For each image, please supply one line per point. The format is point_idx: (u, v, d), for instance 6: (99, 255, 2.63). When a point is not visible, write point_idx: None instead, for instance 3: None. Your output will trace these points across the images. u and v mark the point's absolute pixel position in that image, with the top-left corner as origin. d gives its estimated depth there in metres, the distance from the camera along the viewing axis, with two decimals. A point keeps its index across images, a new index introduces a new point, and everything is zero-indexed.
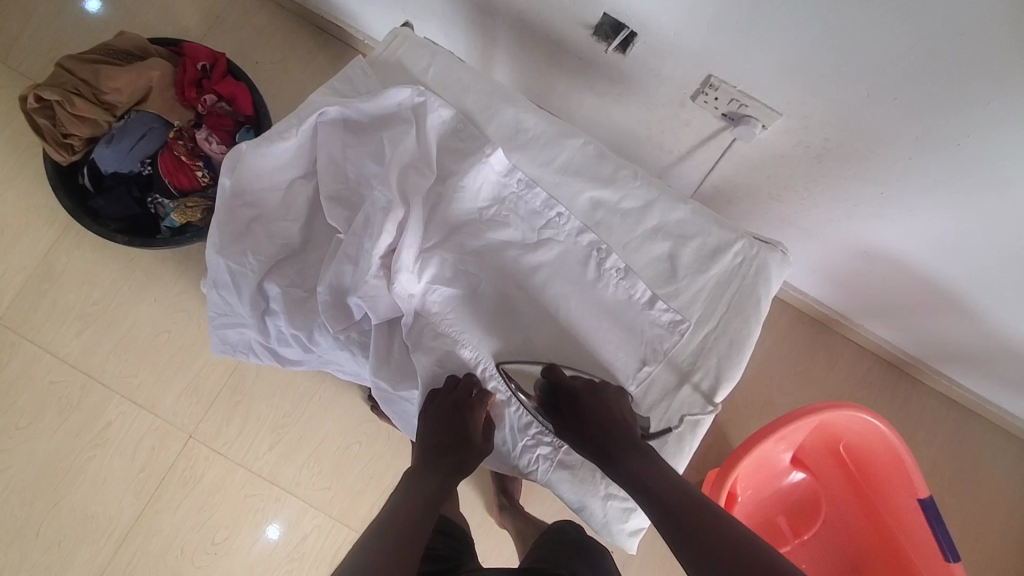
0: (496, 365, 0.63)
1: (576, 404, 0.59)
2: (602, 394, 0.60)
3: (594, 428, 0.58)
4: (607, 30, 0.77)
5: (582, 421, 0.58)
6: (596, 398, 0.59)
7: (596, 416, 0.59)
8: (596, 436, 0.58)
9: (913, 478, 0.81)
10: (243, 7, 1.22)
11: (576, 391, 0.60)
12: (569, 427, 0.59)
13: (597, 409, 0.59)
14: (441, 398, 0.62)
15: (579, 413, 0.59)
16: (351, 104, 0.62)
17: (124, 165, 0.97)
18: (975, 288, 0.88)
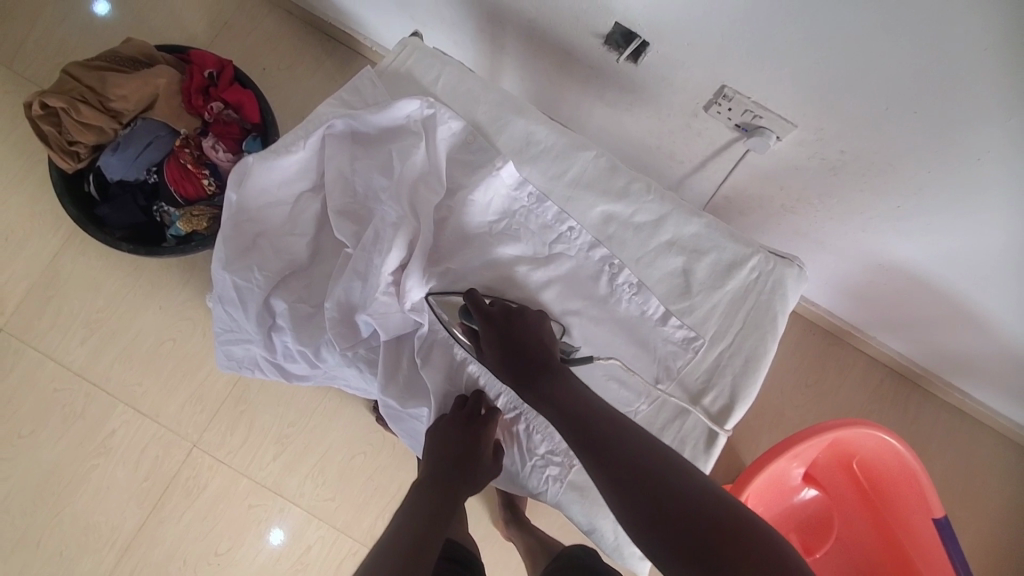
0: (424, 296, 0.62)
1: (501, 325, 0.58)
2: (527, 318, 0.59)
3: (516, 347, 0.57)
4: (618, 40, 0.76)
5: (503, 342, 0.58)
6: (522, 322, 0.59)
7: (517, 339, 0.58)
8: (516, 354, 0.57)
9: (928, 496, 0.79)
10: (250, 13, 1.22)
11: (499, 313, 0.59)
12: (490, 347, 0.59)
13: (518, 333, 0.58)
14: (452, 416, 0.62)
15: (501, 334, 0.58)
16: (360, 117, 0.61)
17: (130, 174, 0.97)
18: (993, 303, 0.87)
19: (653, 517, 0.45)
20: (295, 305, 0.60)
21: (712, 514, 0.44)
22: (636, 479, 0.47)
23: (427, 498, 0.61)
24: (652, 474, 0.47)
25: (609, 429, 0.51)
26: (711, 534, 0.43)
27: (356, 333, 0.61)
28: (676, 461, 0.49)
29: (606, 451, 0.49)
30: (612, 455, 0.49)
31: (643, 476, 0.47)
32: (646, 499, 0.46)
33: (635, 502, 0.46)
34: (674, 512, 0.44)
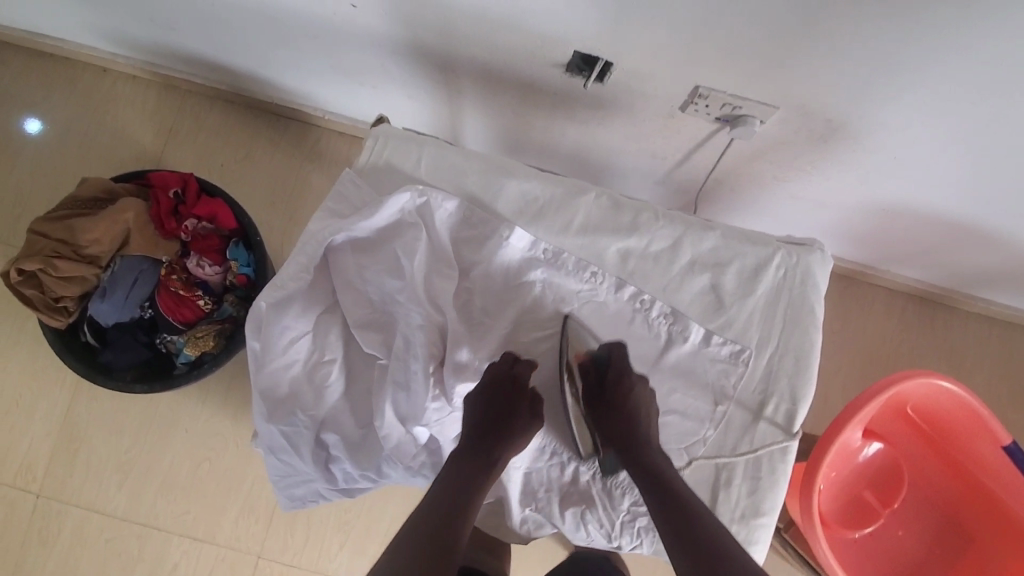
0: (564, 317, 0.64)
1: (614, 386, 0.60)
2: (637, 384, 0.60)
3: (621, 412, 0.59)
4: (579, 65, 0.75)
5: (614, 406, 0.60)
6: (639, 387, 0.60)
7: (624, 407, 0.59)
8: (615, 421, 0.59)
9: (992, 427, 0.81)
10: (192, 113, 1.19)
11: (619, 373, 0.61)
12: (599, 406, 0.61)
13: (628, 401, 0.60)
14: (495, 376, 0.59)
15: (614, 401, 0.60)
16: (355, 226, 0.59)
17: (125, 314, 0.94)
18: (1004, 220, 0.87)
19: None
20: (346, 431, 0.59)
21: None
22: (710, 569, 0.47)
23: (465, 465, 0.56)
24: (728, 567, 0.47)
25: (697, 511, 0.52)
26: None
27: (414, 444, 0.60)
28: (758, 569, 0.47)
29: (688, 529, 0.50)
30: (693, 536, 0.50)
31: (722, 570, 0.47)
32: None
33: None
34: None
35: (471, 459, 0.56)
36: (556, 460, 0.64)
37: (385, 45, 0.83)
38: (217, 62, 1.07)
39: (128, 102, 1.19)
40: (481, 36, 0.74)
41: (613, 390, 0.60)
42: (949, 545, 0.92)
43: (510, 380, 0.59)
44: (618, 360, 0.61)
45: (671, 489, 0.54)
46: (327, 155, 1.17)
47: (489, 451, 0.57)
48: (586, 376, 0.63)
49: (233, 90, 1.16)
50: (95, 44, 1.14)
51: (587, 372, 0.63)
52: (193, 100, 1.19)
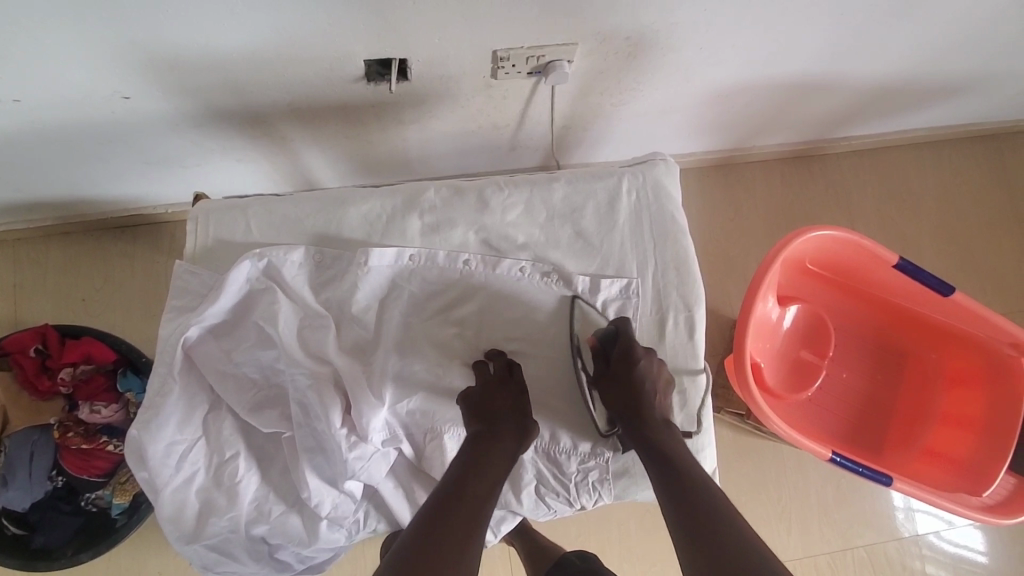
0: (572, 300, 0.64)
1: (623, 367, 0.60)
2: (645, 360, 0.60)
3: (628, 388, 0.60)
4: (378, 70, 0.73)
5: (619, 380, 0.60)
6: (647, 361, 0.60)
7: (630, 387, 0.59)
8: (620, 399, 0.60)
9: (879, 253, 0.86)
10: (29, 258, 1.08)
11: (626, 354, 0.60)
12: (608, 383, 0.61)
13: (633, 382, 0.60)
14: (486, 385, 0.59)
15: (620, 375, 0.60)
16: (203, 316, 0.56)
17: (37, 492, 0.88)
18: (822, 67, 0.92)
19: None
20: (276, 516, 0.58)
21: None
22: (714, 565, 0.46)
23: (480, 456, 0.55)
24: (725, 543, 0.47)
25: (703, 496, 0.52)
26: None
27: (351, 499, 0.59)
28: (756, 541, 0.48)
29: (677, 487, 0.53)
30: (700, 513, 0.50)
31: (708, 531, 0.49)
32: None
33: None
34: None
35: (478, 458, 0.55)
36: None
37: (185, 120, 0.79)
38: (28, 200, 0.98)
39: None
40: (270, 77, 0.71)
41: (618, 367, 0.61)
42: (888, 368, 0.99)
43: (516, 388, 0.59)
44: (625, 335, 0.61)
45: (677, 466, 0.55)
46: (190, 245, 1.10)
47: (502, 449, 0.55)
48: (596, 358, 0.63)
49: (62, 219, 1.06)
50: None
51: (596, 357, 0.63)
52: (25, 246, 1.08)
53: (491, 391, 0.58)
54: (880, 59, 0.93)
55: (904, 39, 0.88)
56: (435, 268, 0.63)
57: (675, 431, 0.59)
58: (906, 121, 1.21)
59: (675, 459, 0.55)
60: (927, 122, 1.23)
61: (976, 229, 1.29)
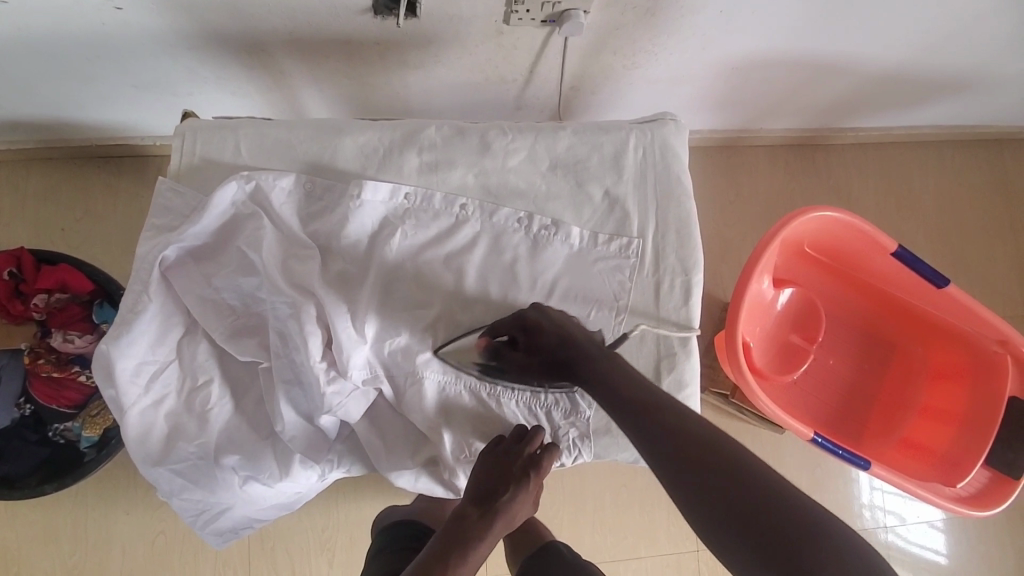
0: (435, 355, 0.59)
1: (530, 347, 0.58)
2: (544, 327, 0.57)
3: (552, 361, 0.57)
4: (386, 3, 0.70)
5: (533, 367, 0.58)
6: (548, 332, 0.57)
7: (555, 357, 0.57)
8: (554, 364, 0.57)
9: (880, 239, 0.85)
10: (8, 181, 1.04)
11: (529, 329, 0.58)
12: (531, 374, 0.59)
13: (551, 350, 0.57)
14: (500, 450, 0.59)
15: (533, 359, 0.58)
16: (185, 236, 0.54)
17: (1, 419, 0.86)
18: (838, 47, 0.90)
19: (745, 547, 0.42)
20: (248, 447, 0.56)
21: (786, 527, 0.41)
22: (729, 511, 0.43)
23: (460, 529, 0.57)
24: (716, 470, 0.44)
25: (691, 435, 0.47)
26: (782, 546, 0.40)
27: (327, 436, 0.59)
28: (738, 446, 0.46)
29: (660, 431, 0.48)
30: (682, 450, 0.46)
31: (713, 474, 0.44)
32: (726, 522, 0.42)
33: (715, 523, 0.43)
34: (751, 525, 0.41)
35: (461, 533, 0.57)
36: (477, 400, 0.61)
37: (178, 41, 0.75)
38: (9, 119, 0.94)
39: None
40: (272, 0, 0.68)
41: (528, 352, 0.58)
42: (875, 358, 0.99)
43: (525, 455, 0.59)
44: (513, 330, 0.58)
45: (648, 412, 0.50)
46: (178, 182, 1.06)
47: (484, 526, 0.56)
48: (501, 359, 0.59)
49: (44, 143, 1.02)
50: None
51: (499, 354, 0.59)
52: (4, 169, 1.04)
53: (493, 466, 0.58)
54: (898, 44, 0.91)
55: (926, 24, 0.86)
56: (429, 209, 0.61)
57: (626, 364, 0.54)
58: (915, 115, 1.20)
59: (646, 403, 0.50)
60: (934, 120, 1.22)
61: (972, 232, 1.28)
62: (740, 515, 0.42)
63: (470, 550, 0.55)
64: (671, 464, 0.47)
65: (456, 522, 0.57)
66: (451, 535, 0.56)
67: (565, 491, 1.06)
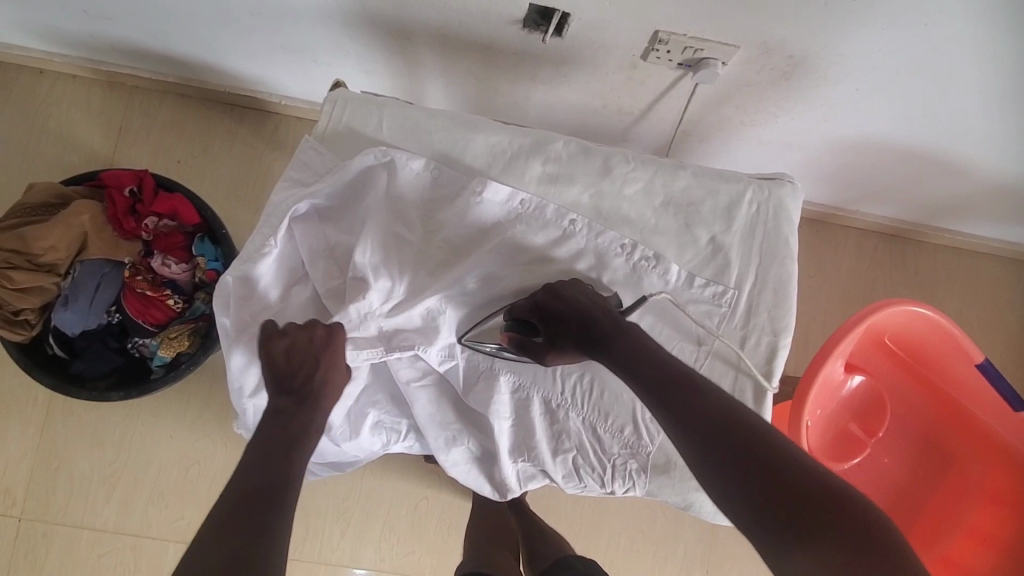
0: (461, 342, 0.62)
1: (549, 316, 0.58)
2: (569, 294, 0.59)
3: (573, 322, 0.58)
4: (536, 19, 0.73)
5: (561, 337, 0.58)
6: (572, 297, 0.58)
7: (574, 318, 0.58)
8: (574, 332, 0.58)
9: (967, 347, 0.83)
10: (142, 107, 1.12)
11: (549, 315, 0.58)
12: (557, 343, 0.58)
13: (571, 312, 0.58)
14: (282, 338, 0.57)
15: (558, 326, 0.58)
16: (318, 194, 0.58)
17: (91, 321, 0.91)
18: (964, 147, 0.88)
19: (760, 496, 0.44)
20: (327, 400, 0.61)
21: (801, 492, 0.43)
22: (744, 459, 0.46)
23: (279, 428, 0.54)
24: (737, 445, 0.46)
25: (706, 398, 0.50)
26: (797, 504, 0.43)
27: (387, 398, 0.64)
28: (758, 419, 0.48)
29: (674, 393, 0.51)
30: (696, 415, 0.49)
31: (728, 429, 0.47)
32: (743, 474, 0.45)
33: (727, 475, 0.46)
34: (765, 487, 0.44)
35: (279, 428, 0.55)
36: (547, 408, 0.64)
37: (338, 16, 0.80)
38: (161, 53, 1.02)
39: (70, 102, 1.11)
40: None
41: (546, 322, 0.58)
42: (933, 466, 0.96)
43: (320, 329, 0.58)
44: (534, 305, 0.59)
45: (660, 377, 0.52)
46: (290, 142, 1.13)
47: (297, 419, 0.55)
48: (526, 350, 0.59)
49: (183, 81, 1.10)
50: (25, 43, 1.06)
51: (526, 346, 0.59)
52: (141, 96, 1.12)
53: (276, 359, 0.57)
54: None
55: None
56: (538, 218, 0.62)
57: (641, 333, 0.57)
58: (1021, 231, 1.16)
59: (658, 367, 0.53)
60: None
61: None
62: (751, 482, 0.45)
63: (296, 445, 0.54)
64: (687, 423, 0.49)
65: (269, 425, 0.55)
66: (270, 434, 0.54)
67: (583, 523, 1.04)
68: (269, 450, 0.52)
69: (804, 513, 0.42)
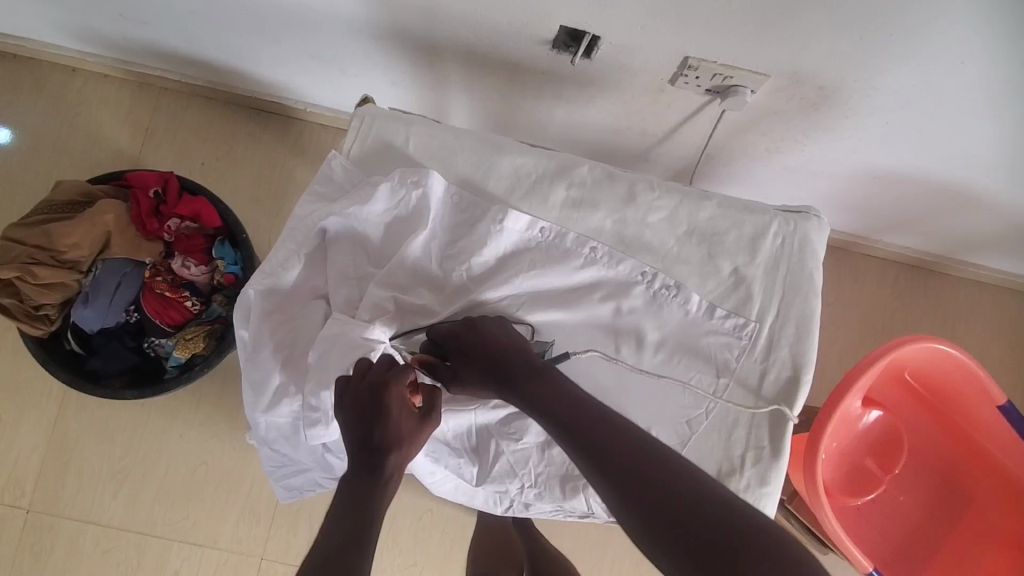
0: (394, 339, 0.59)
1: (462, 345, 0.57)
2: (492, 327, 0.58)
3: (484, 355, 0.56)
4: (565, 41, 0.73)
5: (471, 364, 0.57)
6: (491, 330, 0.57)
7: (487, 350, 0.56)
8: (486, 363, 0.56)
9: (989, 388, 0.82)
10: (169, 108, 1.14)
11: (460, 345, 0.57)
12: (465, 371, 0.57)
13: (487, 343, 0.57)
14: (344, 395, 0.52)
15: (469, 354, 0.57)
16: (345, 213, 0.59)
17: (110, 319, 0.92)
18: (993, 183, 0.87)
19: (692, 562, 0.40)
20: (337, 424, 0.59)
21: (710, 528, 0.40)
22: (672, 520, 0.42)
23: (353, 480, 0.51)
24: (663, 504, 0.42)
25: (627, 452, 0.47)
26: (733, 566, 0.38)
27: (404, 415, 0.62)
28: (668, 456, 0.46)
29: (593, 448, 0.48)
30: (621, 473, 0.45)
31: (652, 487, 0.44)
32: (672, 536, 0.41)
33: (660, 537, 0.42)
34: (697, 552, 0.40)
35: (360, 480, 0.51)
36: None
37: (367, 30, 0.81)
38: (191, 57, 1.03)
39: (100, 101, 1.13)
40: (467, 15, 0.73)
41: (456, 351, 0.57)
42: (950, 507, 0.93)
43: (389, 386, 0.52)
44: (451, 328, 0.58)
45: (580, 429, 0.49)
46: (313, 148, 1.13)
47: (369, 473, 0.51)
48: (435, 373, 0.58)
49: (211, 85, 1.11)
50: (60, 43, 1.08)
51: (436, 370, 0.58)
52: (169, 98, 1.14)
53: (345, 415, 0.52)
54: None
55: None
56: (556, 247, 0.62)
57: (560, 375, 0.55)
58: None
59: (578, 418, 0.50)
60: None
61: None
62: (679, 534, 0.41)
63: (376, 496, 0.50)
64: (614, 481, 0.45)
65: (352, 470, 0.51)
66: (351, 488, 0.51)
67: (587, 544, 1.03)
68: (347, 504, 0.50)
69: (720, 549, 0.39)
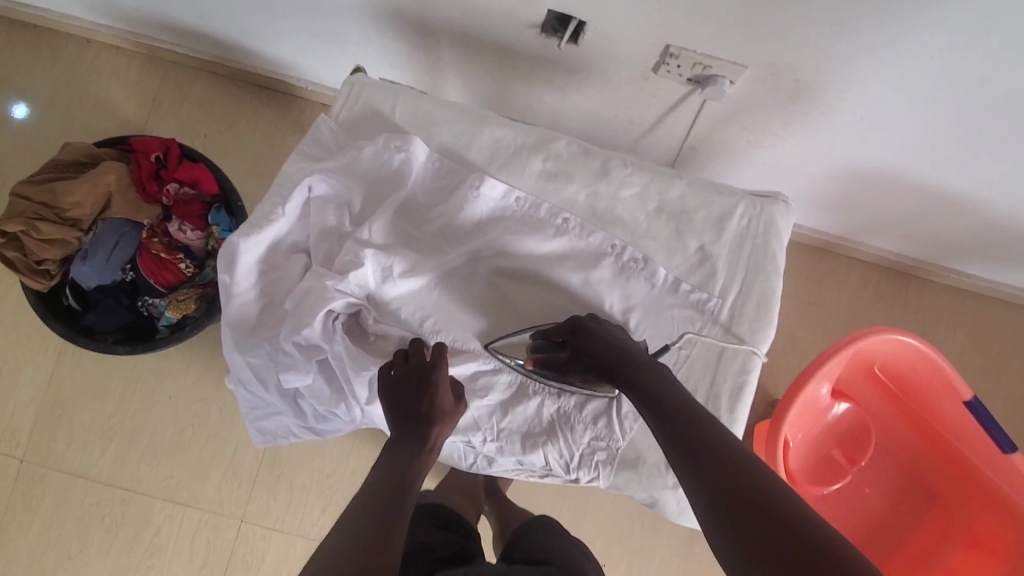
0: (485, 347, 0.64)
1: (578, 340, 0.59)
2: (607, 325, 0.60)
3: (596, 349, 0.58)
4: (554, 25, 0.76)
5: (583, 354, 0.58)
6: (603, 327, 0.59)
7: (596, 345, 0.58)
8: (598, 355, 0.57)
9: (955, 383, 0.84)
10: (176, 81, 1.17)
11: (579, 332, 0.59)
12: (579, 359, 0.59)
13: (595, 341, 0.58)
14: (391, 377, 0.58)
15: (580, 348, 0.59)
16: (331, 171, 0.62)
17: (106, 277, 0.95)
18: (966, 185, 0.90)
19: (743, 522, 0.40)
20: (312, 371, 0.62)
21: (784, 511, 0.40)
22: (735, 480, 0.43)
23: (403, 445, 0.56)
24: (726, 467, 0.44)
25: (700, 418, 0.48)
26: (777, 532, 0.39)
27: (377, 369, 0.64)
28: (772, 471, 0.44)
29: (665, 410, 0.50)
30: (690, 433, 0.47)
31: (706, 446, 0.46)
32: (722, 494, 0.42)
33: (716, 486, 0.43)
34: (750, 510, 0.41)
35: (404, 448, 0.55)
36: (523, 394, 0.65)
37: (366, 9, 0.84)
38: (199, 31, 1.07)
39: (111, 71, 1.17)
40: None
41: (575, 342, 0.60)
42: (915, 504, 0.95)
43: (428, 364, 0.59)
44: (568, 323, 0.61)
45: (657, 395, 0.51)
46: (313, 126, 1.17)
47: (420, 442, 0.56)
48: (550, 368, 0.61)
49: (217, 60, 1.15)
50: (76, 13, 1.12)
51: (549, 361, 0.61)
52: (177, 71, 1.18)
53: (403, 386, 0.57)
54: None
55: None
56: (528, 214, 0.66)
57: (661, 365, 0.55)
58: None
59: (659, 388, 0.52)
60: None
61: None
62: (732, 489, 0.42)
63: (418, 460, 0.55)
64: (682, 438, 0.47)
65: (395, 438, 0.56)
66: (396, 451, 0.55)
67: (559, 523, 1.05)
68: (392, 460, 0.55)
69: (791, 531, 0.39)
